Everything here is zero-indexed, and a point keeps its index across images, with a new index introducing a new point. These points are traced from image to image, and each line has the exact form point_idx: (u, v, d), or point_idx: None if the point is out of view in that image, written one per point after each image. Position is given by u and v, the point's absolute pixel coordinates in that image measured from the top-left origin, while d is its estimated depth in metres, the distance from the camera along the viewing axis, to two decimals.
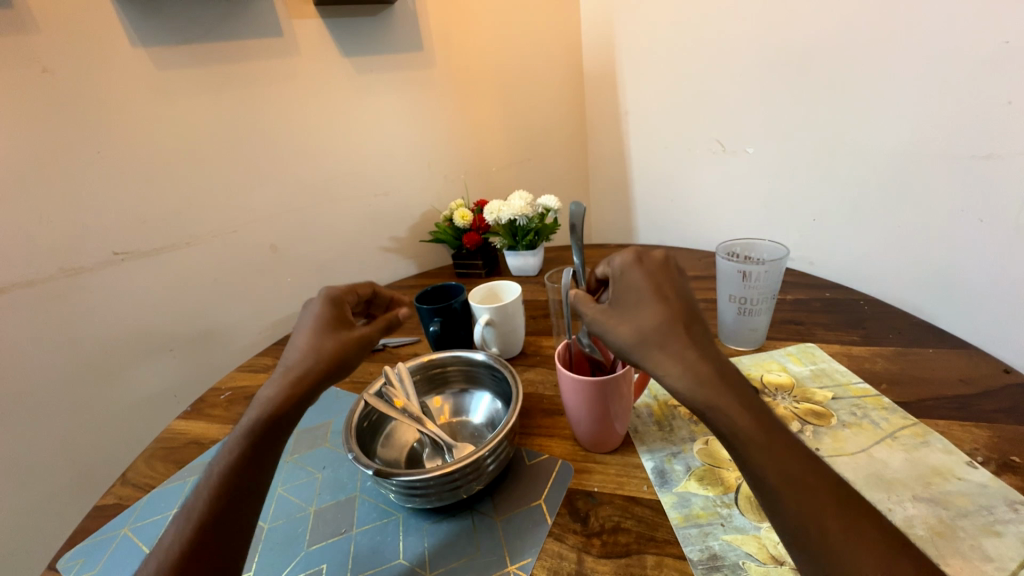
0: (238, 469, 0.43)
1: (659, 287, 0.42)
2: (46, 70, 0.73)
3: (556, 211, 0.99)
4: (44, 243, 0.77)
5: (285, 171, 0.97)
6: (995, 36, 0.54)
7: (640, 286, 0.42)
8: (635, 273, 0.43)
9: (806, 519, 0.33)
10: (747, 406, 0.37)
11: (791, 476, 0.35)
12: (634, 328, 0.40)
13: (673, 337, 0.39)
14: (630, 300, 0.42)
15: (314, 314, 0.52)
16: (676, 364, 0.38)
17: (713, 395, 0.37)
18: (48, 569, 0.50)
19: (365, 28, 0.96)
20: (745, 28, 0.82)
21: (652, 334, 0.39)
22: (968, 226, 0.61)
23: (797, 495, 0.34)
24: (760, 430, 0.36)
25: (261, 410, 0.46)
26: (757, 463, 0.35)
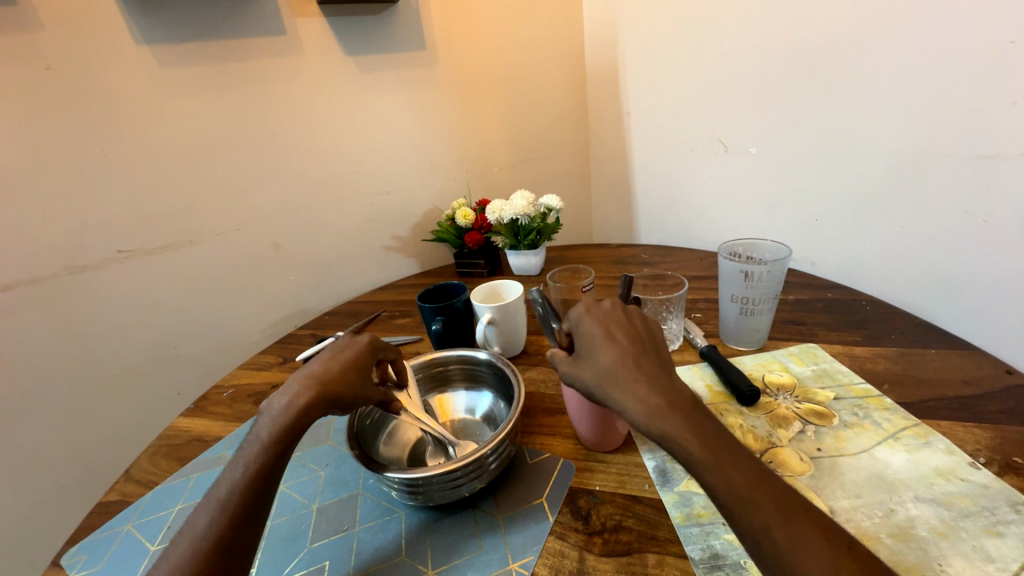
0: (257, 478, 0.44)
1: (609, 330, 0.43)
2: (49, 68, 0.73)
3: (557, 211, 0.99)
4: (47, 241, 0.77)
5: (288, 170, 0.97)
6: (1000, 36, 0.54)
7: (594, 333, 0.44)
8: (588, 321, 0.45)
9: (759, 532, 0.34)
10: (689, 425, 0.37)
11: (739, 491, 0.35)
12: (593, 371, 0.42)
13: (628, 376, 0.40)
14: (586, 347, 0.43)
15: (352, 349, 0.52)
16: (632, 399, 0.39)
17: (664, 420, 0.38)
18: (52, 566, 0.50)
19: (368, 27, 0.96)
20: (749, 27, 0.81)
21: (609, 373, 0.41)
22: (972, 228, 0.60)
23: (749, 510, 0.34)
24: (704, 448, 0.36)
25: (274, 426, 0.46)
26: (707, 481, 0.36)
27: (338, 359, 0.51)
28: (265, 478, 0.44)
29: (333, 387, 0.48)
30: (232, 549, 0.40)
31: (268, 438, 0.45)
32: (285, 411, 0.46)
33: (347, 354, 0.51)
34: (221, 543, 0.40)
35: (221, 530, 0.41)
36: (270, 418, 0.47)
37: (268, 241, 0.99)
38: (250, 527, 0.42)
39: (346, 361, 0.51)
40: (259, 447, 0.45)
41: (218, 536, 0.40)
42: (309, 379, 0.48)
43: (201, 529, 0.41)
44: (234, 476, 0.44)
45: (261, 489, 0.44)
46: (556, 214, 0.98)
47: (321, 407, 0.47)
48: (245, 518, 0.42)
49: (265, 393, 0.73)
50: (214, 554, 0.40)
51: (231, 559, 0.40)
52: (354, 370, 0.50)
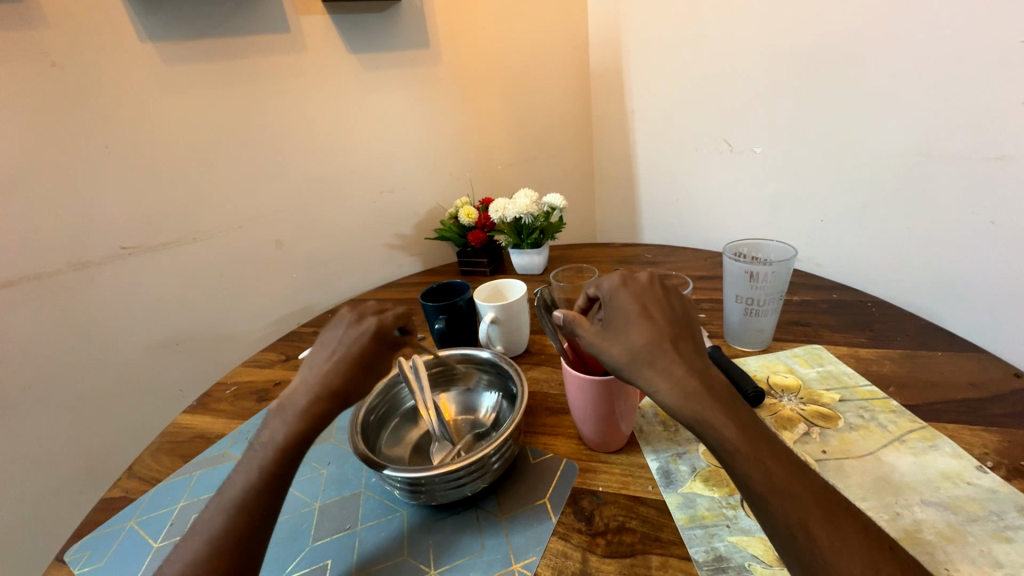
0: (270, 480, 0.43)
1: (644, 307, 0.43)
2: (54, 64, 0.73)
3: (561, 209, 0.98)
4: (51, 237, 0.77)
5: (291, 167, 0.97)
6: (1010, 36, 0.53)
7: (629, 307, 0.43)
8: (623, 294, 0.44)
9: (795, 525, 0.33)
10: (732, 415, 0.37)
11: (777, 483, 0.35)
12: (625, 347, 0.41)
13: (663, 356, 0.40)
14: (619, 321, 0.43)
15: (358, 343, 0.50)
16: (665, 380, 0.39)
17: (697, 406, 0.38)
18: (55, 561, 0.50)
19: (372, 25, 0.96)
20: (753, 27, 0.81)
21: (642, 351, 0.40)
22: (981, 229, 0.60)
23: (786, 502, 0.34)
24: (744, 438, 0.36)
25: (291, 429, 0.46)
26: (744, 471, 0.36)
27: (348, 354, 0.49)
28: (279, 478, 0.44)
29: (346, 388, 0.48)
30: (246, 549, 0.40)
31: (280, 443, 0.45)
32: (301, 413, 0.46)
33: (358, 350, 0.50)
34: (234, 544, 0.40)
35: (233, 532, 0.40)
36: (281, 421, 0.46)
37: (271, 239, 0.99)
38: (263, 528, 0.42)
39: (356, 358, 0.49)
40: (275, 449, 0.45)
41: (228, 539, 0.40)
42: (317, 385, 0.48)
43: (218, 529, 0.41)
44: (245, 481, 0.43)
45: (276, 490, 0.43)
46: (560, 212, 0.98)
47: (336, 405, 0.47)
48: (258, 520, 0.42)
49: (267, 390, 0.73)
50: (227, 555, 0.39)
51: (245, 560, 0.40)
52: (363, 367, 0.50)
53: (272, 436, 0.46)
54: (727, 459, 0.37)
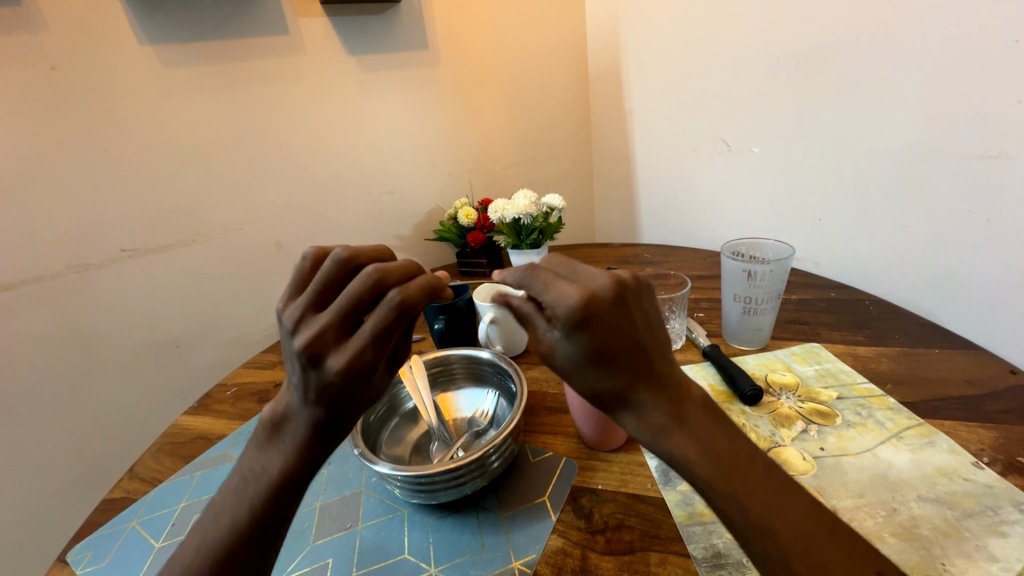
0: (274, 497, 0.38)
1: (610, 343, 0.31)
2: (55, 68, 0.73)
3: (560, 210, 0.99)
4: (52, 240, 0.78)
5: (291, 169, 0.98)
6: (1004, 36, 0.54)
7: (595, 346, 0.31)
8: (588, 331, 0.31)
9: (774, 561, 0.30)
10: (699, 440, 0.32)
11: (754, 516, 0.31)
12: (588, 390, 0.33)
13: (639, 397, 0.32)
14: (585, 361, 0.32)
15: (321, 378, 0.35)
16: (636, 418, 0.32)
17: (669, 439, 0.32)
18: (57, 562, 0.50)
19: (371, 27, 0.97)
20: (751, 28, 0.81)
21: (606, 396, 0.33)
22: (976, 228, 0.60)
23: (764, 539, 0.31)
24: (715, 468, 0.32)
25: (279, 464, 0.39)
26: (718, 503, 0.32)
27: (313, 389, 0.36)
28: (275, 507, 0.38)
29: (330, 421, 0.38)
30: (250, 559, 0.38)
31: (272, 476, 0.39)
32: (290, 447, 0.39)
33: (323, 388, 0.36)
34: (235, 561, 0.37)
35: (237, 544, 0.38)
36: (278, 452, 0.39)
37: (271, 240, 0.99)
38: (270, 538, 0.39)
39: (326, 393, 0.36)
40: (268, 484, 0.38)
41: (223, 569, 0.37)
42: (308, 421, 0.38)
43: None
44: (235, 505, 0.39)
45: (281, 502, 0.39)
46: (559, 213, 0.98)
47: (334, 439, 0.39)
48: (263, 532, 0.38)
49: (268, 391, 0.73)
50: None
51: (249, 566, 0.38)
52: (335, 402, 0.36)
53: (269, 464, 0.39)
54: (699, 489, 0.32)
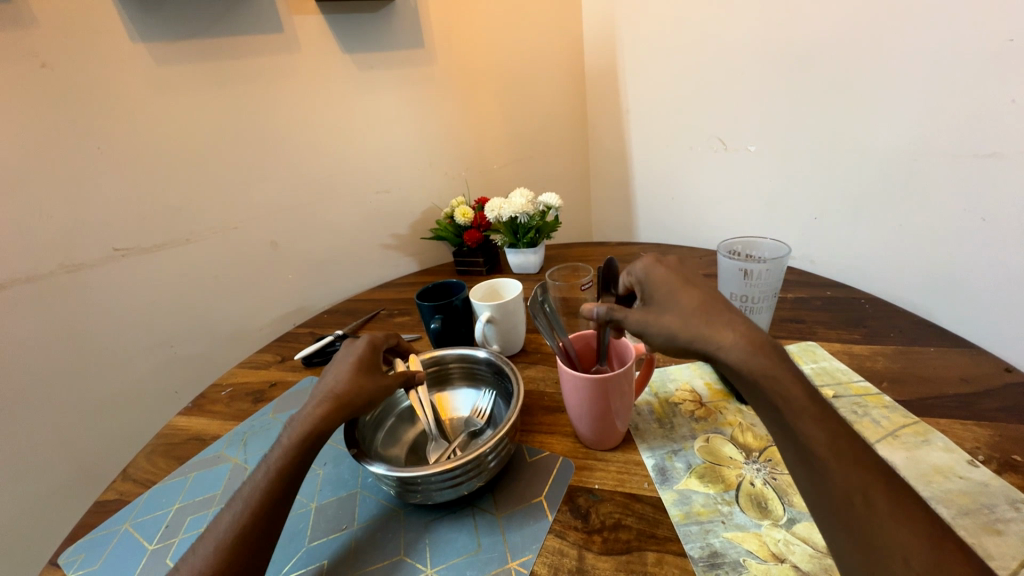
0: (275, 489, 0.43)
1: (683, 279, 0.45)
2: (45, 65, 0.73)
3: (556, 209, 0.98)
4: (44, 239, 0.77)
5: (286, 168, 0.97)
6: (998, 35, 0.54)
7: (668, 280, 0.45)
8: (658, 270, 0.46)
9: (853, 487, 0.33)
10: (794, 376, 0.38)
11: (838, 447, 0.35)
12: (678, 313, 0.42)
13: (714, 316, 0.42)
14: (661, 294, 0.44)
15: (356, 354, 0.53)
16: (729, 337, 0.40)
17: (765, 366, 0.38)
18: (49, 565, 0.50)
19: (366, 25, 0.96)
20: (746, 27, 0.81)
21: (692, 318, 0.41)
22: (972, 226, 0.60)
23: (847, 466, 0.34)
24: (809, 401, 0.37)
25: (297, 435, 0.46)
26: (804, 429, 0.36)
27: (348, 363, 0.52)
28: (288, 477, 0.44)
29: (349, 391, 0.48)
30: (255, 549, 0.41)
31: (289, 447, 0.45)
32: (310, 419, 0.46)
33: (355, 359, 0.52)
34: (242, 538, 0.41)
35: (242, 530, 0.41)
36: (291, 428, 0.47)
37: (267, 240, 0.99)
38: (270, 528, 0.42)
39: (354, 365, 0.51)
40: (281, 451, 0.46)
41: (238, 535, 0.41)
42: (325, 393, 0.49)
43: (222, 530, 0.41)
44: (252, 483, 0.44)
45: (283, 494, 0.44)
46: (556, 211, 0.98)
47: (344, 409, 0.47)
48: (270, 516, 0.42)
49: (263, 391, 0.73)
50: (234, 549, 0.40)
51: (254, 560, 0.40)
52: (361, 372, 0.51)
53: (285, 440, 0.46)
54: (787, 414, 0.37)
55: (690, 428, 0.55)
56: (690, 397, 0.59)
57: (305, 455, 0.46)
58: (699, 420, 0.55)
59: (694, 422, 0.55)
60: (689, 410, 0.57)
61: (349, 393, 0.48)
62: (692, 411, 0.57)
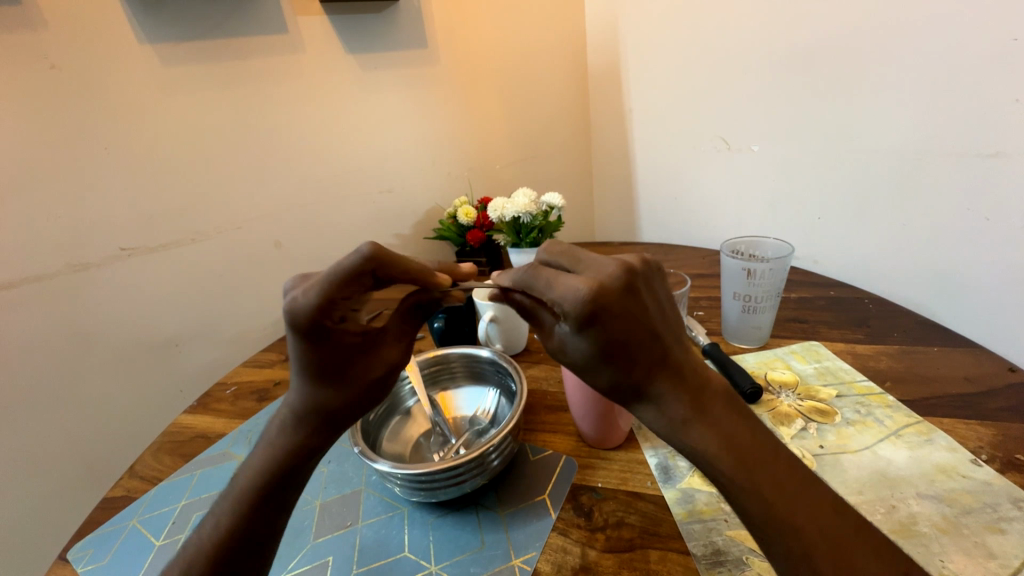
0: (250, 508, 0.41)
1: (628, 339, 0.30)
2: (54, 66, 0.73)
3: (559, 209, 0.99)
4: (51, 238, 0.78)
5: (290, 168, 0.98)
6: (1002, 35, 0.54)
7: (607, 342, 0.30)
8: (595, 331, 0.30)
9: (797, 556, 0.31)
10: (723, 438, 0.32)
11: (778, 513, 0.31)
12: (606, 381, 0.32)
13: (649, 386, 0.32)
14: (595, 354, 0.32)
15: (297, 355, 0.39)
16: (652, 412, 0.32)
17: (687, 433, 0.32)
18: (57, 561, 0.50)
19: (370, 26, 0.97)
20: (750, 27, 0.81)
21: (624, 387, 0.32)
22: (975, 225, 0.60)
23: (791, 535, 0.31)
24: (743, 464, 0.31)
25: (267, 456, 0.43)
26: (742, 502, 0.32)
27: (297, 368, 0.40)
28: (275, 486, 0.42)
29: (326, 415, 0.42)
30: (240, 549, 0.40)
31: (258, 466, 0.42)
32: (286, 439, 0.43)
33: (306, 363, 0.39)
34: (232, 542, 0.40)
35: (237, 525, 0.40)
36: (266, 444, 0.44)
37: (270, 240, 0.99)
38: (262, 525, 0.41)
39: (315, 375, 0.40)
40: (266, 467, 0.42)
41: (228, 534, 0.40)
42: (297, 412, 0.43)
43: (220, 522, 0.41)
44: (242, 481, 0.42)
45: (257, 516, 0.41)
46: (558, 211, 0.98)
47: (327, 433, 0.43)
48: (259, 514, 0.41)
49: (268, 390, 0.73)
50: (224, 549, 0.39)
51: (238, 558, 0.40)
52: (317, 381, 0.41)
53: (265, 452, 0.43)
54: (722, 484, 0.32)
55: None
56: None
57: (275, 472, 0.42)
58: None
59: None
60: None
61: (312, 408, 0.42)
62: None
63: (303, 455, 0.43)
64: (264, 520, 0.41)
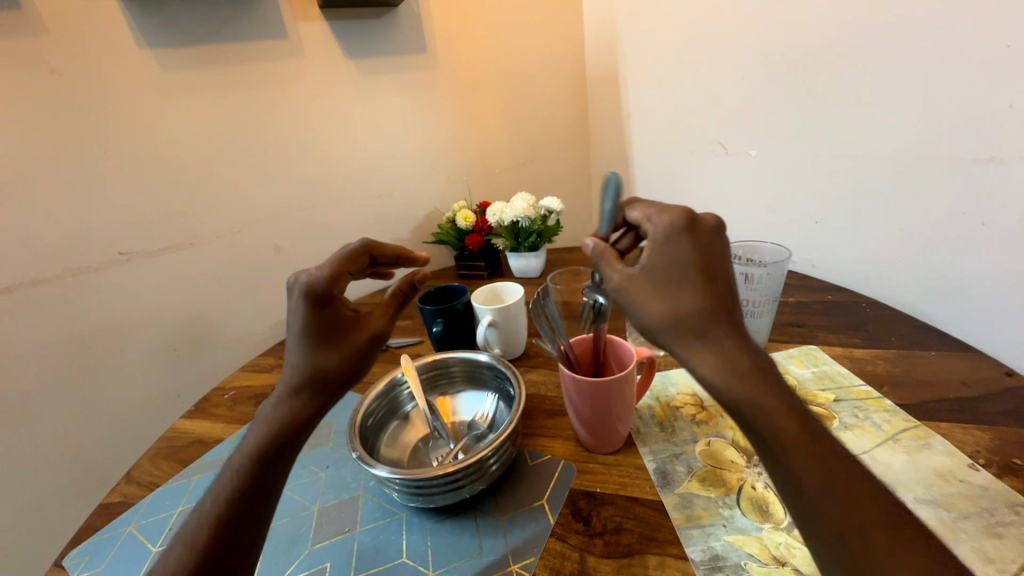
0: (248, 485, 0.41)
1: (703, 264, 0.37)
2: (53, 71, 0.73)
3: (558, 213, 0.99)
4: (49, 242, 0.78)
5: (289, 172, 0.98)
6: (996, 40, 0.54)
7: (685, 262, 0.37)
8: (680, 243, 0.37)
9: (849, 528, 0.31)
10: (787, 405, 0.33)
11: (830, 482, 0.32)
12: (669, 309, 0.36)
13: (712, 326, 0.35)
14: (668, 277, 0.37)
15: (300, 318, 0.46)
16: (715, 360, 0.34)
17: (748, 390, 0.34)
18: (53, 567, 0.50)
19: (369, 31, 0.97)
20: (746, 33, 0.82)
21: (689, 320, 0.35)
22: (972, 230, 0.60)
23: (839, 502, 0.31)
24: (800, 430, 0.33)
25: (263, 433, 0.43)
26: (794, 466, 0.32)
27: (297, 334, 0.46)
28: (266, 466, 0.41)
29: (318, 378, 0.44)
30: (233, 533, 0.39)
31: (254, 446, 0.42)
32: (279, 413, 0.43)
33: (304, 325, 0.45)
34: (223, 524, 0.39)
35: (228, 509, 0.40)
36: (258, 426, 0.44)
37: (270, 244, 1.00)
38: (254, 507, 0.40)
39: (312, 333, 0.45)
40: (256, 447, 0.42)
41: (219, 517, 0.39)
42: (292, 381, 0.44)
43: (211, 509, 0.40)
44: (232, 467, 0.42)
45: (254, 492, 0.40)
46: (557, 215, 0.98)
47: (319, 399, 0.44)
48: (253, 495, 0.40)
49: (266, 394, 0.73)
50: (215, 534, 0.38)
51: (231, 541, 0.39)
52: (314, 342, 0.45)
53: (255, 434, 0.43)
54: (776, 449, 0.33)
55: (692, 431, 0.55)
56: (691, 401, 0.59)
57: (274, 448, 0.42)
58: (701, 424, 0.56)
59: (696, 425, 0.56)
60: (691, 414, 0.57)
61: (308, 374, 0.44)
62: (693, 415, 0.57)
63: (299, 427, 0.43)
64: (262, 497, 0.41)
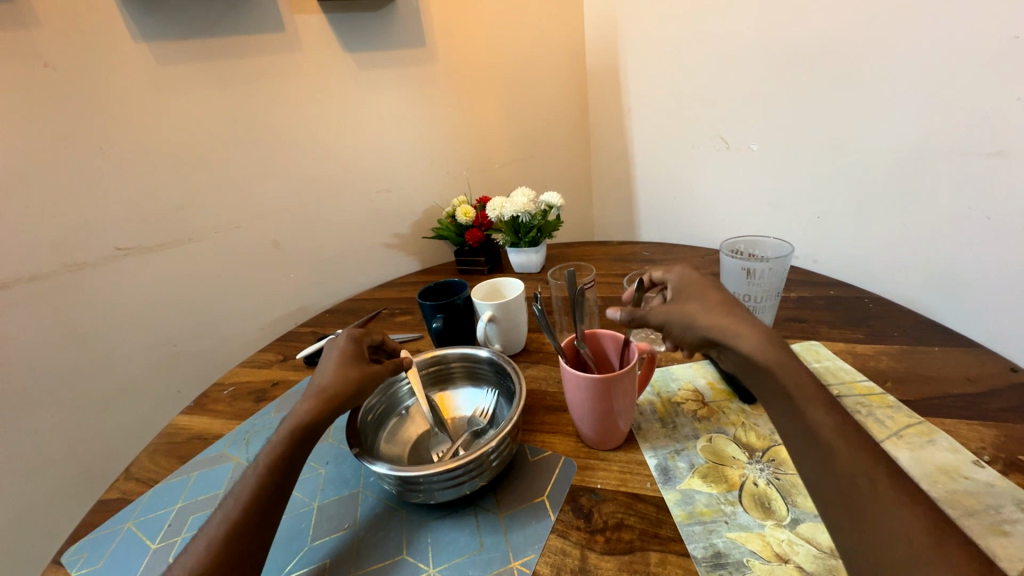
0: (277, 468, 0.45)
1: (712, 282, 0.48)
2: (47, 64, 0.73)
3: (558, 208, 0.98)
4: (45, 238, 0.77)
5: (287, 167, 0.97)
6: (1004, 33, 0.53)
7: (696, 283, 0.48)
8: (690, 274, 0.49)
9: (857, 470, 0.34)
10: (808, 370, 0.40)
11: (843, 433, 0.36)
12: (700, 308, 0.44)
13: (734, 312, 0.44)
14: (692, 294, 0.46)
15: (340, 348, 0.53)
16: (748, 328, 0.42)
17: (776, 353, 0.40)
18: (51, 564, 0.50)
19: (367, 24, 0.96)
20: (748, 27, 0.81)
21: (717, 306, 0.44)
22: (977, 224, 0.60)
23: (853, 452, 0.35)
24: (816, 387, 0.38)
25: (292, 427, 0.47)
26: (813, 415, 0.37)
27: (333, 358, 0.52)
28: (293, 457, 0.46)
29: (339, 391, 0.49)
30: (266, 507, 0.43)
31: (285, 438, 0.46)
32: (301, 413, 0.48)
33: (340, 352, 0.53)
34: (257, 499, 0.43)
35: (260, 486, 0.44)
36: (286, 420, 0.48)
37: (268, 239, 0.99)
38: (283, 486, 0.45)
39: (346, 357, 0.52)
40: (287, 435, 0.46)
41: (255, 491, 0.44)
42: (318, 390, 0.49)
43: (247, 487, 0.44)
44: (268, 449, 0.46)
45: (279, 485, 0.45)
46: (558, 210, 0.98)
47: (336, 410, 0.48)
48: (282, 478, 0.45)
49: (265, 391, 0.73)
50: (249, 510, 0.43)
51: (266, 516, 0.43)
52: (346, 363, 0.51)
53: (284, 426, 0.47)
54: (798, 400, 0.38)
55: (693, 427, 0.54)
56: (692, 397, 0.59)
57: (299, 448, 0.46)
58: (702, 420, 0.55)
59: (697, 421, 0.55)
60: (692, 410, 0.57)
61: (335, 384, 0.49)
62: (694, 411, 0.57)
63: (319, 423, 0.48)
64: (287, 491, 0.45)
